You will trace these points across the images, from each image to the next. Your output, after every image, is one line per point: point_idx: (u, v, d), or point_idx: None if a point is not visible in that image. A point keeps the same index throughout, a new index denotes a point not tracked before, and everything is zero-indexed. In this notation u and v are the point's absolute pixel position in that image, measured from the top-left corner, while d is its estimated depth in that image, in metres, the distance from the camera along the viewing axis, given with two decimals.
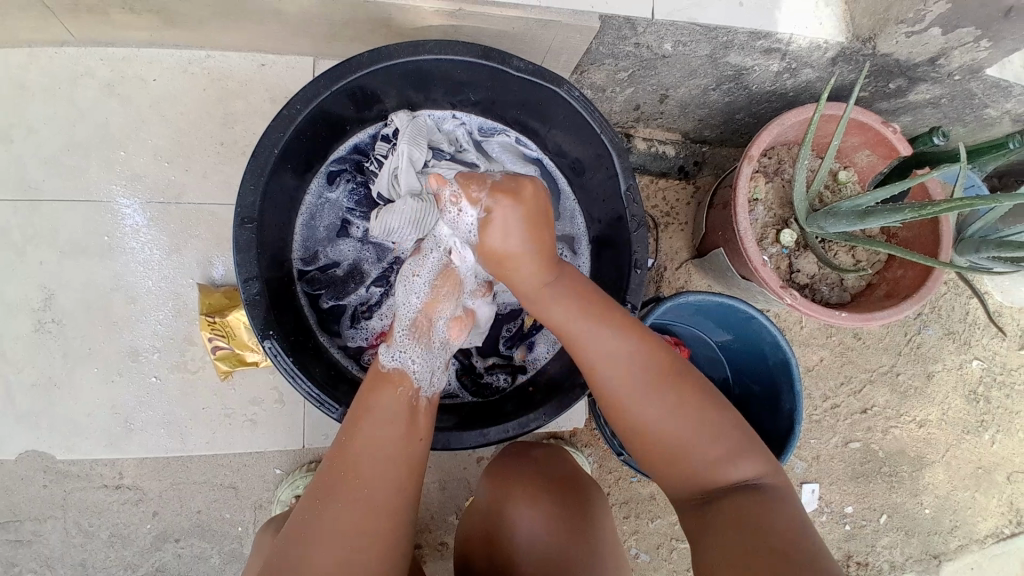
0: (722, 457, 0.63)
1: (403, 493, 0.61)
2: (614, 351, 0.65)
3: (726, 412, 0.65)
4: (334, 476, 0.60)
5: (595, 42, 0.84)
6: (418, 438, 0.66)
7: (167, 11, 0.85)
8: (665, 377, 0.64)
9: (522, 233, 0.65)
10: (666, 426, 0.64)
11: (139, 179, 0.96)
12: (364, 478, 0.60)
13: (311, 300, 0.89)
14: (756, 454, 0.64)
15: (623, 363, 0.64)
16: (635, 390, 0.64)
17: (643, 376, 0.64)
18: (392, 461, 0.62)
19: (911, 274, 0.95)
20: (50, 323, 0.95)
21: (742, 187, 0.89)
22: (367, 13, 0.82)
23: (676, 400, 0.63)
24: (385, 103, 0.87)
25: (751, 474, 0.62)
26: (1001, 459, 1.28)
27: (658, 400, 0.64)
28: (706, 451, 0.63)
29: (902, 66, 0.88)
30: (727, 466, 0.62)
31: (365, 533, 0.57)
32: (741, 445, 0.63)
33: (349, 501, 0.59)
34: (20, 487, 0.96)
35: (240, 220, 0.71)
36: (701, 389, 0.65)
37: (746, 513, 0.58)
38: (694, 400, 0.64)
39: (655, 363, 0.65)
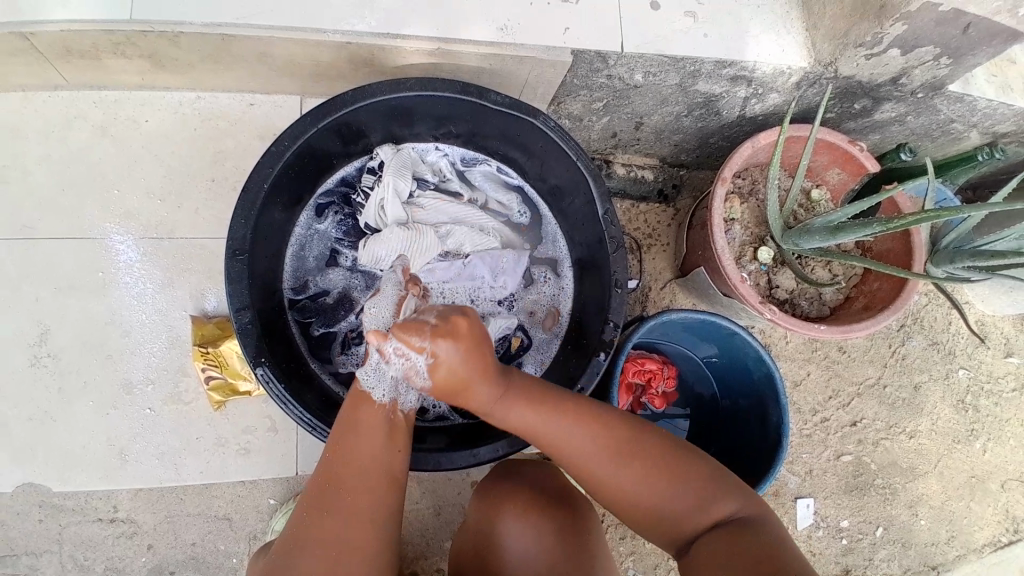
0: (705, 505, 0.65)
1: (383, 506, 0.63)
2: (577, 450, 0.65)
3: (697, 463, 0.66)
4: (320, 498, 0.61)
5: (570, 75, 0.88)
6: (396, 448, 0.67)
7: (160, 54, 0.89)
8: (627, 448, 0.65)
9: (462, 363, 0.62)
10: (639, 493, 0.66)
11: (132, 216, 0.99)
12: (350, 502, 0.61)
13: (302, 327, 0.91)
14: (731, 489, 0.66)
15: (597, 453, 0.65)
16: (608, 469, 0.65)
17: (610, 461, 0.65)
18: (368, 480, 0.63)
19: (888, 285, 0.97)
20: (45, 357, 0.97)
21: (717, 208, 0.92)
22: (350, 53, 0.86)
23: (644, 472, 0.65)
24: (371, 137, 0.90)
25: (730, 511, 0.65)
26: (994, 467, 1.29)
27: (630, 474, 0.65)
28: (686, 505, 0.65)
29: (865, 87, 0.92)
30: (712, 506, 0.65)
31: (357, 555, 0.58)
32: (714, 485, 0.66)
33: (335, 527, 0.59)
34: (16, 522, 0.96)
35: (232, 251, 0.74)
36: (670, 445, 0.67)
37: (744, 547, 0.61)
38: (666, 467, 0.66)
39: (618, 453, 0.65)
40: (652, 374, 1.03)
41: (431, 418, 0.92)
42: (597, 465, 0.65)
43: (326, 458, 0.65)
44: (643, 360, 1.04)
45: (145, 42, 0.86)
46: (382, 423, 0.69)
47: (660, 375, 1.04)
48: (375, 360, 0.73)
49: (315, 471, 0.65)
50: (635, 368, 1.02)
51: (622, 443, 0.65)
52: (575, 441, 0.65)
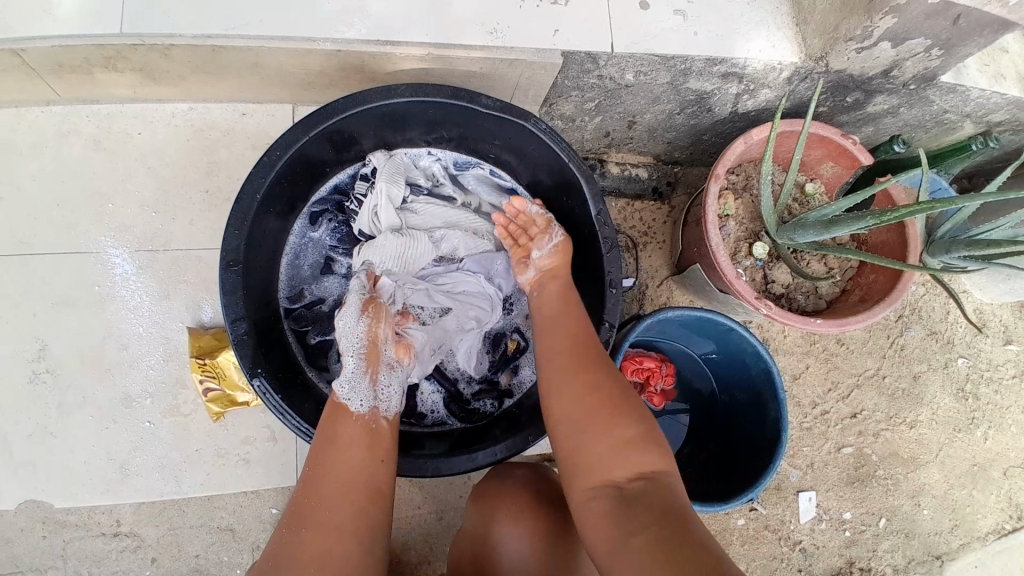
0: (625, 446, 0.62)
1: (365, 522, 0.62)
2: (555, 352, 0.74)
3: (632, 408, 0.66)
4: (304, 506, 0.61)
5: (561, 76, 0.88)
6: (379, 459, 0.68)
7: (150, 67, 0.89)
8: (587, 364, 0.70)
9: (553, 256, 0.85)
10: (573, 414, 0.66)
11: (127, 229, 0.99)
12: (335, 516, 0.61)
13: (298, 336, 0.91)
14: (655, 444, 0.63)
15: (568, 348, 0.73)
16: (565, 378, 0.70)
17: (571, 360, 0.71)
18: (350, 494, 0.63)
19: (884, 278, 0.97)
20: (44, 373, 0.96)
21: (710, 206, 0.92)
22: (340, 61, 0.85)
23: (584, 389, 0.67)
24: (363, 144, 0.90)
25: (647, 467, 0.61)
26: (996, 455, 1.29)
27: (579, 381, 0.68)
28: (607, 444, 0.63)
29: (857, 80, 0.91)
30: (630, 455, 0.62)
31: (342, 569, 0.57)
32: (640, 436, 0.63)
33: (319, 541, 0.58)
34: (21, 537, 0.96)
35: (226, 263, 0.74)
36: (611, 383, 0.68)
37: (656, 511, 0.57)
38: (598, 400, 0.66)
39: (575, 366, 0.71)
40: (650, 372, 1.04)
41: (429, 423, 0.92)
42: (555, 369, 0.71)
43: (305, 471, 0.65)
44: (641, 358, 1.04)
45: (134, 54, 0.85)
46: (364, 433, 0.70)
47: (658, 373, 1.04)
48: (347, 370, 0.75)
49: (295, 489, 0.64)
50: (634, 366, 1.03)
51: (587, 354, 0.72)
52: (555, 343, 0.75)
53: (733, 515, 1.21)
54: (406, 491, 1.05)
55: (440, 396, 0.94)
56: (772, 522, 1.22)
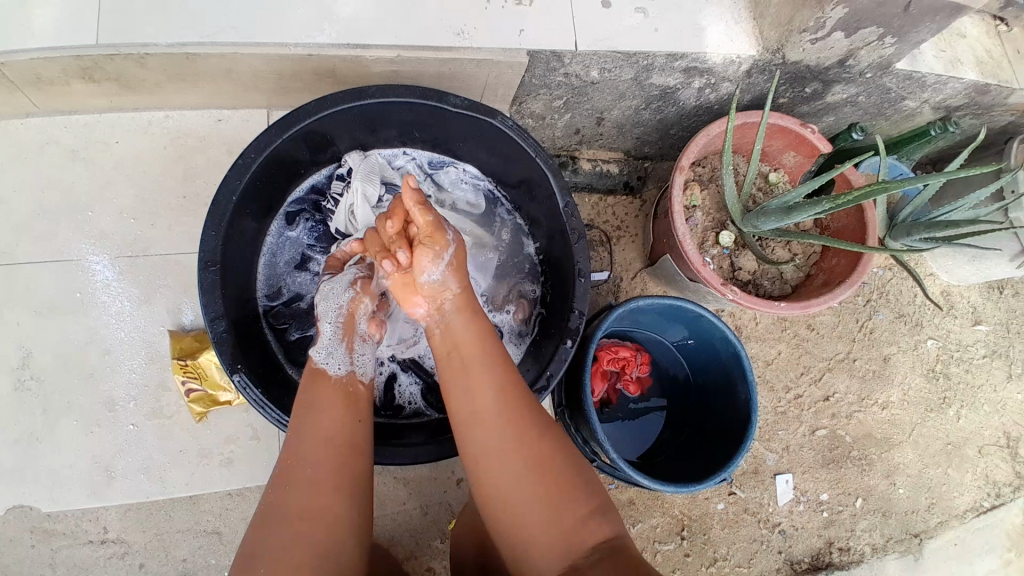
0: (582, 518, 0.63)
1: (349, 473, 0.65)
2: (499, 400, 0.68)
3: (586, 476, 0.66)
4: (290, 471, 0.64)
5: (528, 74, 0.91)
6: (357, 420, 0.71)
7: (126, 76, 0.90)
8: (536, 428, 0.67)
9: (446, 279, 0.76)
10: (522, 490, 0.63)
11: (108, 237, 1.00)
12: (324, 479, 0.63)
13: (277, 333, 0.92)
14: (609, 513, 0.64)
15: (508, 411, 0.67)
16: (508, 441, 0.65)
17: (514, 420, 0.66)
18: (334, 457, 0.65)
19: (845, 261, 1.01)
20: (29, 380, 0.97)
21: (676, 197, 0.95)
22: (311, 65, 0.88)
23: (533, 463, 0.64)
24: (338, 145, 0.92)
25: (603, 539, 0.62)
26: (969, 434, 1.34)
27: (529, 448, 0.65)
28: (561, 522, 0.62)
29: (814, 71, 0.95)
30: (587, 526, 0.62)
31: (332, 518, 0.61)
32: (595, 505, 0.64)
33: (308, 502, 0.62)
34: (9, 549, 0.96)
35: (205, 263, 0.75)
36: (559, 452, 0.66)
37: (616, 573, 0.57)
38: (553, 474, 0.64)
39: (521, 430, 0.66)
40: (625, 361, 1.06)
41: (408, 414, 0.95)
42: (501, 434, 0.66)
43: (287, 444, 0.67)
44: (616, 348, 1.07)
45: (111, 64, 0.87)
46: (343, 400, 0.73)
47: (633, 362, 1.07)
48: (325, 338, 0.80)
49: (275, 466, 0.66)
50: (609, 357, 1.05)
51: (531, 413, 0.68)
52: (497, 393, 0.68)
53: (712, 499, 1.24)
54: (389, 486, 1.07)
55: (418, 386, 0.97)
56: (751, 506, 1.25)
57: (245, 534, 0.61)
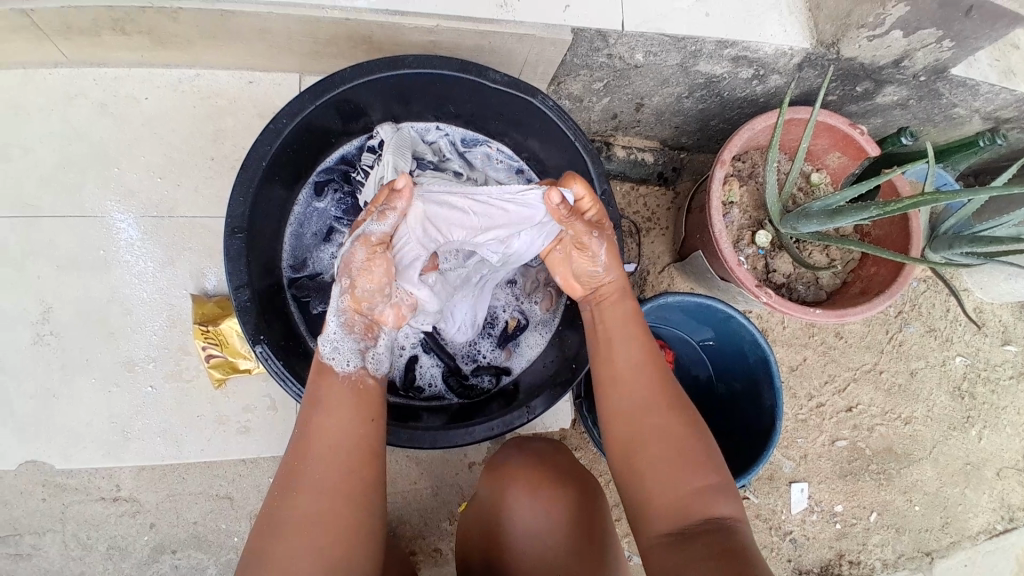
0: (704, 490, 0.64)
1: (365, 481, 0.63)
2: (635, 374, 0.72)
3: (721, 461, 0.67)
4: (297, 470, 0.63)
5: (570, 54, 0.87)
6: (371, 417, 0.68)
7: (159, 31, 0.88)
8: (678, 406, 0.69)
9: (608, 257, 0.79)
10: (654, 453, 0.67)
11: (135, 195, 0.99)
12: (336, 484, 0.62)
13: (300, 306, 0.90)
14: (732, 492, 0.65)
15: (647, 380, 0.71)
16: (653, 411, 0.69)
17: (661, 395, 0.70)
18: (346, 459, 0.63)
19: (885, 271, 0.97)
20: (48, 334, 0.96)
21: (716, 191, 0.92)
22: (346, 30, 0.85)
23: (669, 428, 0.68)
24: (371, 115, 0.90)
25: (725, 514, 0.63)
26: (989, 455, 1.30)
27: (669, 424, 0.68)
28: (677, 488, 0.65)
29: (868, 69, 0.91)
30: (705, 499, 0.64)
31: (338, 531, 0.60)
32: (720, 485, 0.65)
33: (331, 510, 0.60)
34: (21, 500, 0.96)
35: (230, 230, 0.73)
36: (694, 425, 0.68)
37: (723, 549, 0.59)
38: (683, 433, 0.67)
39: (661, 395, 0.70)
40: None
41: (427, 396, 0.93)
42: (643, 402, 0.70)
43: (297, 437, 0.65)
44: None
45: (143, 18, 0.85)
46: (358, 395, 0.69)
47: None
48: (331, 331, 0.72)
49: (285, 460, 0.64)
50: None
51: (673, 388, 0.71)
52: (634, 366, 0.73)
53: None
54: (401, 466, 1.05)
55: (440, 369, 0.95)
56: (764, 512, 1.22)
57: (256, 524, 0.61)
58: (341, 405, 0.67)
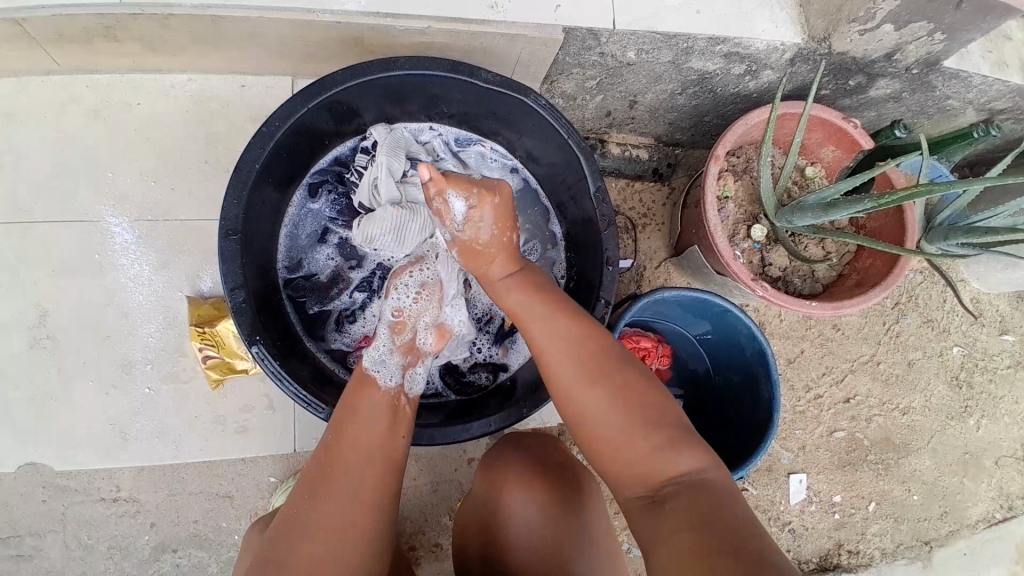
0: (664, 451, 0.62)
1: (385, 492, 0.65)
2: (560, 346, 0.67)
3: (673, 410, 0.65)
4: (324, 472, 0.64)
5: (562, 53, 0.88)
6: (400, 435, 0.70)
7: (151, 37, 0.89)
8: (602, 371, 0.65)
9: (495, 227, 0.71)
10: (603, 422, 0.64)
11: (127, 199, 0.99)
12: (364, 493, 0.64)
13: (296, 306, 0.92)
14: (698, 446, 0.62)
15: (571, 349, 0.67)
16: (581, 386, 0.65)
17: (582, 367, 0.66)
18: (377, 469, 0.65)
19: (880, 263, 0.98)
20: (44, 339, 0.98)
21: (711, 186, 0.92)
22: (338, 33, 0.86)
23: (611, 394, 0.64)
24: (364, 117, 0.90)
25: (694, 467, 0.61)
26: (988, 444, 1.30)
27: (602, 393, 0.64)
28: (637, 451, 0.62)
29: (859, 63, 0.91)
30: (667, 461, 0.61)
31: (356, 538, 0.61)
32: (674, 439, 0.62)
33: (354, 515, 0.62)
34: (21, 503, 0.97)
35: (225, 232, 0.74)
36: (637, 381, 0.65)
37: (696, 511, 0.56)
38: (628, 394, 0.64)
39: (589, 365, 0.66)
40: (646, 352, 1.05)
41: (424, 393, 0.95)
42: (573, 376, 0.66)
43: (327, 442, 0.67)
44: (638, 338, 1.05)
45: (134, 24, 0.85)
46: (387, 408, 0.71)
47: (654, 353, 1.06)
48: (379, 350, 0.78)
49: (314, 460, 0.66)
50: (630, 346, 1.04)
51: (597, 352, 0.66)
52: (555, 338, 0.68)
53: None
54: None
55: (436, 367, 0.97)
56: (762, 503, 1.23)
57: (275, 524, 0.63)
58: (375, 416, 0.69)
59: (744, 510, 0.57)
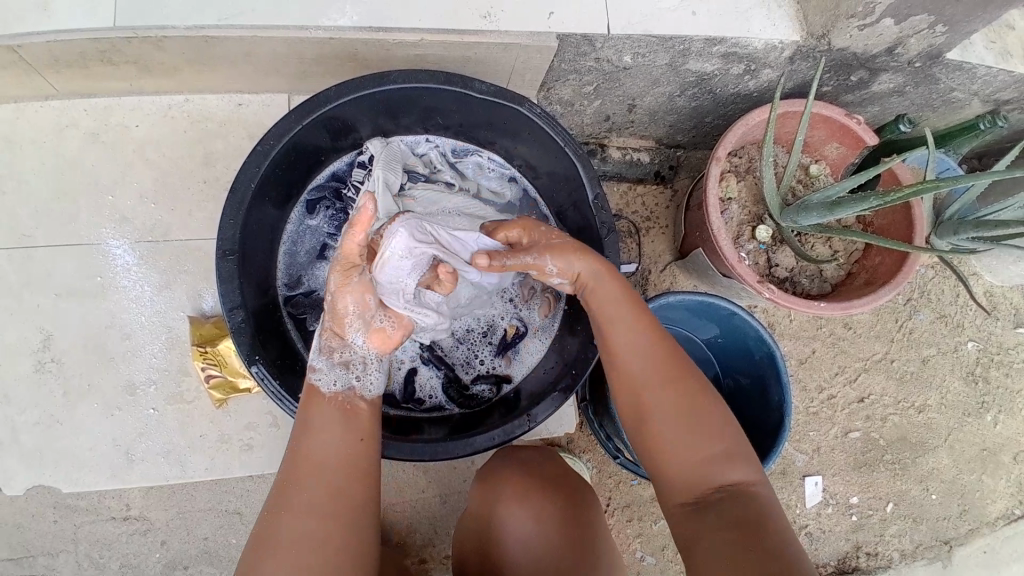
0: (719, 462, 0.64)
1: (353, 504, 0.64)
2: (635, 353, 0.69)
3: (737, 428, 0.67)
4: (286, 492, 0.63)
5: (557, 60, 0.88)
6: (356, 439, 0.68)
7: (145, 59, 0.89)
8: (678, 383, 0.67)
9: (573, 266, 0.74)
10: (663, 426, 0.66)
11: (128, 221, 1.00)
12: (329, 506, 0.62)
13: (297, 323, 0.91)
14: (753, 468, 0.64)
15: (642, 352, 0.69)
16: (652, 388, 0.67)
17: (653, 370, 0.68)
18: (333, 478, 0.64)
19: (889, 261, 0.96)
20: (49, 363, 0.98)
21: (711, 188, 0.91)
22: (332, 49, 0.86)
23: (677, 398, 0.66)
24: (360, 131, 0.90)
25: (741, 484, 0.63)
26: (1007, 439, 1.28)
27: (666, 396, 0.66)
28: (694, 458, 0.65)
29: (860, 59, 0.89)
30: (721, 471, 0.64)
31: (331, 553, 0.60)
32: (734, 450, 0.65)
33: (325, 530, 0.61)
34: (31, 524, 0.99)
35: (222, 252, 0.74)
36: (707, 391, 0.67)
37: (737, 521, 0.59)
38: (698, 401, 0.66)
39: (664, 364, 0.68)
40: None
41: (427, 407, 0.94)
42: (641, 380, 0.68)
43: (285, 464, 0.66)
44: None
45: (129, 48, 0.86)
46: (340, 419, 0.69)
47: None
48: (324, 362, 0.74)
49: (277, 483, 0.65)
50: None
51: (674, 359, 0.69)
52: (631, 341, 0.70)
53: None
54: (409, 473, 1.06)
55: (439, 380, 0.96)
56: None
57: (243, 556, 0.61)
58: (327, 427, 0.68)
59: (787, 530, 0.59)
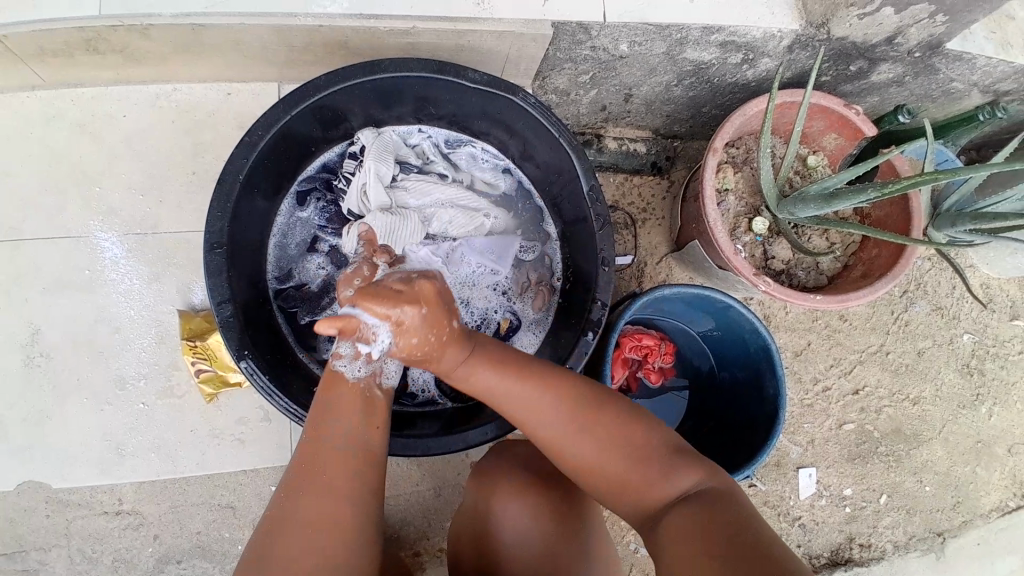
0: (660, 476, 0.61)
1: (368, 487, 0.63)
2: (538, 418, 0.64)
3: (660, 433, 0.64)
4: (303, 468, 0.62)
5: (552, 49, 0.86)
6: (375, 425, 0.68)
7: (131, 47, 0.87)
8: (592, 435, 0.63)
9: (425, 332, 0.63)
10: (597, 463, 0.63)
11: (115, 213, 0.98)
12: (345, 486, 0.61)
13: (288, 316, 0.91)
14: (696, 463, 0.62)
15: (539, 410, 0.64)
16: (569, 435, 0.63)
17: (563, 419, 0.63)
18: (352, 467, 0.63)
19: (887, 254, 0.95)
20: (38, 357, 0.97)
21: (708, 179, 0.90)
22: (323, 37, 0.84)
23: (600, 438, 0.63)
24: (352, 122, 0.89)
25: (691, 484, 0.60)
26: (1000, 432, 1.28)
27: (588, 441, 0.63)
28: (639, 481, 0.62)
29: (860, 48, 0.88)
30: (667, 484, 0.61)
31: (343, 537, 0.59)
32: (670, 456, 0.62)
33: (341, 510, 0.60)
34: (25, 518, 0.96)
35: (211, 245, 0.73)
36: (623, 414, 0.65)
37: (702, 520, 0.56)
38: (618, 428, 0.63)
39: (569, 410, 0.64)
40: (649, 349, 1.03)
41: (420, 402, 0.93)
42: (554, 432, 0.64)
43: (302, 442, 0.65)
44: (640, 336, 1.03)
45: (115, 36, 0.84)
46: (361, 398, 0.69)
47: (656, 351, 1.04)
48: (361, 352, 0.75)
49: (291, 461, 0.63)
50: (631, 344, 1.02)
51: (578, 400, 0.64)
52: (523, 408, 0.64)
53: None
54: (403, 467, 1.05)
55: (432, 374, 0.95)
56: (772, 498, 1.21)
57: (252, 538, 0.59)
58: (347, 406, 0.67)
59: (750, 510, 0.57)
